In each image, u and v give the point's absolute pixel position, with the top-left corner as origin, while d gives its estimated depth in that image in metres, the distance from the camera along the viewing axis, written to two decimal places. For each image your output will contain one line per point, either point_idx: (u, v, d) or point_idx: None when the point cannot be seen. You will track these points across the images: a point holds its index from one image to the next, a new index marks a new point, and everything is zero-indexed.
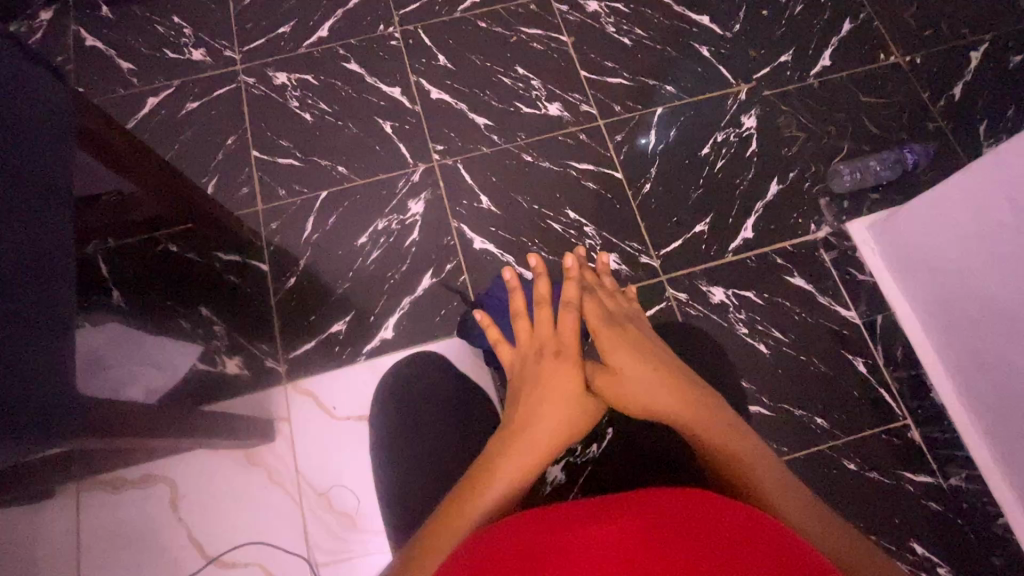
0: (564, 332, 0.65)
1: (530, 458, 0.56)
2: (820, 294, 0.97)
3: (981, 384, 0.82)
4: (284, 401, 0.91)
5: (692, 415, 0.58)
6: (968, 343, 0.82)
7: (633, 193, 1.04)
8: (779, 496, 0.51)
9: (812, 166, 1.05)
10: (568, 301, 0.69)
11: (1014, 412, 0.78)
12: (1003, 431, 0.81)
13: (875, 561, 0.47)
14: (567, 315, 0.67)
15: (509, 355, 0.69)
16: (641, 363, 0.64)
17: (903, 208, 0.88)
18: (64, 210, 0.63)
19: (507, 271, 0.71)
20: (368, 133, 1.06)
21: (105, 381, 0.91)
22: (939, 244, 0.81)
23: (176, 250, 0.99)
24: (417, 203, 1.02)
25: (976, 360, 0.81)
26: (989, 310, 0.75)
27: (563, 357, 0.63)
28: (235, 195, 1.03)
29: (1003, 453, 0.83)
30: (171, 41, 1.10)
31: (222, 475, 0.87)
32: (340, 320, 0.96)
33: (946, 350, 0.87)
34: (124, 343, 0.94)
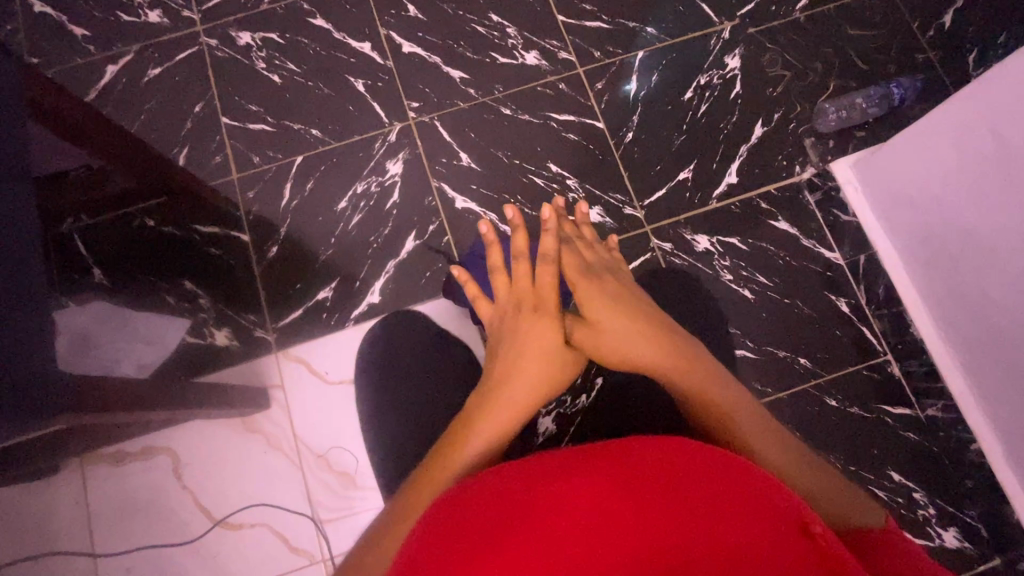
0: (542, 288, 0.63)
1: (508, 416, 0.58)
2: (804, 237, 0.97)
3: (960, 318, 0.82)
4: (275, 368, 0.92)
5: (672, 366, 0.59)
6: (948, 279, 0.82)
7: (615, 143, 1.01)
8: (758, 438, 0.53)
9: (797, 106, 1.03)
10: (548, 254, 0.64)
11: (989, 345, 0.79)
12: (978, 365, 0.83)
13: (844, 495, 0.50)
14: (545, 270, 0.63)
15: (488, 311, 0.69)
16: (620, 315, 0.63)
17: (886, 144, 0.86)
18: (24, 189, 0.61)
19: (483, 225, 0.68)
20: (340, 92, 1.03)
21: (94, 359, 0.91)
22: (921, 180, 0.80)
23: (153, 224, 0.97)
24: (395, 164, 1.00)
25: (955, 295, 0.82)
26: (970, 245, 0.75)
27: (540, 314, 0.62)
28: (208, 165, 1.00)
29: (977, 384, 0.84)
30: (125, 3, 1.04)
31: (222, 443, 0.89)
32: (326, 287, 0.96)
33: (925, 287, 0.87)
34: (111, 320, 0.93)
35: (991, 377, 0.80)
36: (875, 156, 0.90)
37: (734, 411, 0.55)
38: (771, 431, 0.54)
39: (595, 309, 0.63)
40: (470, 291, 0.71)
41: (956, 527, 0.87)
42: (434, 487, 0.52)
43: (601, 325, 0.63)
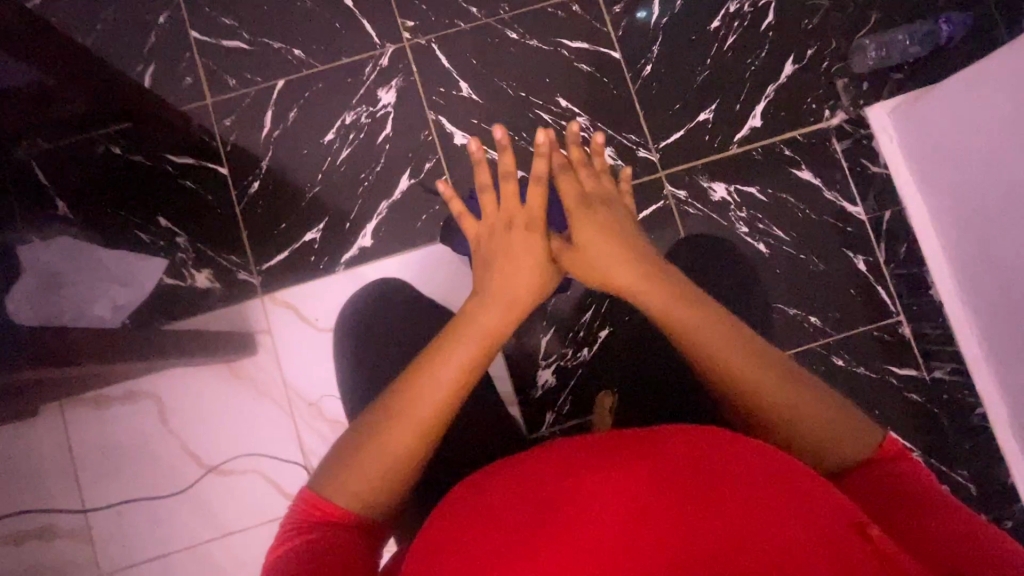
0: (531, 206, 0.61)
1: (492, 331, 0.54)
2: (827, 188, 0.91)
3: (985, 283, 0.80)
4: (261, 313, 0.87)
5: (663, 300, 0.55)
6: (980, 242, 0.78)
7: (632, 77, 0.92)
8: (750, 370, 0.49)
9: (833, 42, 0.93)
10: (539, 176, 0.61)
11: (1012, 313, 0.76)
12: (998, 330, 0.80)
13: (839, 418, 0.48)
14: (536, 191, 0.61)
15: (474, 229, 0.63)
16: (607, 246, 0.60)
17: (936, 91, 0.79)
18: None
19: (472, 142, 0.60)
20: (325, 6, 0.91)
21: (62, 300, 0.84)
22: (968, 132, 0.74)
23: (119, 152, 0.88)
24: (388, 92, 0.91)
25: (985, 259, 0.78)
26: (1007, 207, 0.71)
27: (532, 231, 0.60)
28: (177, 86, 0.90)
29: (993, 349, 0.83)
30: None
31: (208, 389, 0.86)
32: (314, 228, 0.89)
33: (955, 248, 0.84)
34: (79, 256, 0.86)
35: (1008, 344, 0.79)
36: (923, 101, 0.83)
37: (731, 348, 0.50)
38: (774, 366, 0.50)
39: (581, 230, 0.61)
40: (455, 211, 0.64)
41: (948, 486, 0.87)
42: (420, 400, 0.49)
43: (586, 254, 0.60)
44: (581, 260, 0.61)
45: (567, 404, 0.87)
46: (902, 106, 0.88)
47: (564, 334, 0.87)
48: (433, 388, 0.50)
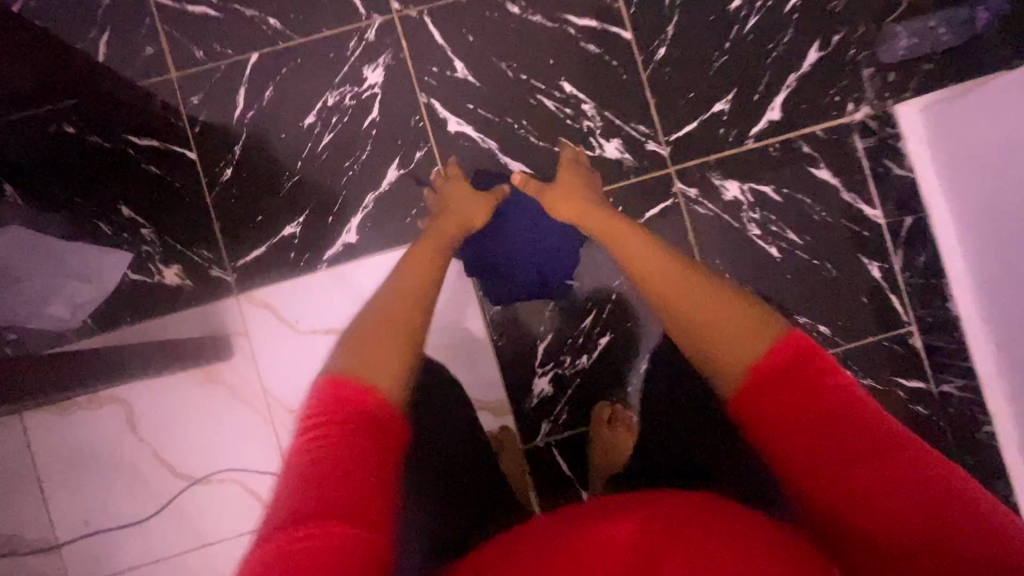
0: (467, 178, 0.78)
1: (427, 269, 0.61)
2: (845, 189, 0.85)
3: (1007, 305, 0.76)
4: (237, 313, 0.81)
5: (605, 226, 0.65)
6: (1004, 263, 0.74)
7: (644, 61, 0.84)
8: (647, 265, 0.56)
9: (860, 27, 0.86)
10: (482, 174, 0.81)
11: None
12: (1015, 349, 0.77)
13: (732, 307, 0.49)
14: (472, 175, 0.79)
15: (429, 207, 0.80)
16: (553, 191, 0.73)
17: (974, 98, 0.73)
18: None
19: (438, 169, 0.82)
20: None
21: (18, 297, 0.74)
22: (1001, 149, 0.68)
23: (73, 132, 0.79)
24: (375, 70, 0.82)
25: (1009, 281, 0.74)
26: None
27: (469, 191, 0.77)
28: (136, 57, 0.80)
29: (1008, 370, 0.80)
30: None
31: (181, 394, 0.80)
32: (294, 221, 0.81)
33: (979, 264, 0.79)
34: (31, 250, 0.74)
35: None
36: (969, 97, 0.74)
37: (639, 244, 0.59)
38: (664, 256, 0.57)
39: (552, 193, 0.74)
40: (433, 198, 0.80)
41: None
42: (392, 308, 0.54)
43: (557, 199, 0.72)
44: (555, 204, 0.72)
45: (565, 413, 0.83)
46: (942, 103, 0.80)
47: (563, 340, 0.82)
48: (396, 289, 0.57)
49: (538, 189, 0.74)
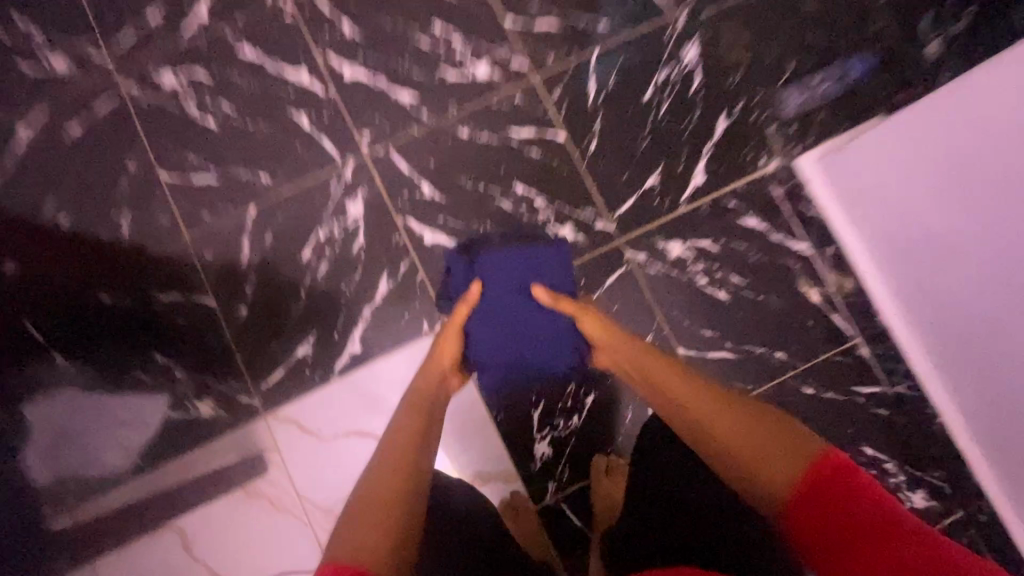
0: (456, 320, 0.82)
1: (407, 441, 0.68)
2: (773, 231, 0.99)
3: (929, 314, 0.88)
4: (267, 433, 0.92)
5: (644, 357, 0.76)
6: (917, 279, 0.87)
7: (579, 155, 0.99)
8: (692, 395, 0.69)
9: (757, 94, 1.02)
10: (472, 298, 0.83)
11: (963, 345, 0.84)
12: (949, 351, 0.88)
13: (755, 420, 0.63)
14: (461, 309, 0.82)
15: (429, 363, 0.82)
16: (589, 316, 0.81)
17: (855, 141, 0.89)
18: None
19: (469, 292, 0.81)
20: (284, 132, 0.97)
21: (83, 449, 0.90)
22: (892, 180, 0.83)
23: (109, 300, 0.93)
24: (356, 204, 0.96)
25: (926, 294, 0.87)
26: (954, 251, 0.78)
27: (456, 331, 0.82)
28: (154, 227, 0.95)
29: (949, 377, 0.91)
30: (24, 52, 0.97)
31: (228, 512, 0.90)
32: (305, 343, 0.94)
33: (896, 281, 0.91)
34: (84, 410, 0.90)
35: (962, 372, 0.88)
36: (887, 132, 0.82)
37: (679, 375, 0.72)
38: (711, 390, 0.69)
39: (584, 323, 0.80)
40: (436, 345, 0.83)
41: (923, 489, 0.95)
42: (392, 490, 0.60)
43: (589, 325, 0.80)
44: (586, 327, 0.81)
45: (566, 471, 0.93)
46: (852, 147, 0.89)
47: (555, 406, 0.93)
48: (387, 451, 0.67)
49: (563, 305, 0.81)
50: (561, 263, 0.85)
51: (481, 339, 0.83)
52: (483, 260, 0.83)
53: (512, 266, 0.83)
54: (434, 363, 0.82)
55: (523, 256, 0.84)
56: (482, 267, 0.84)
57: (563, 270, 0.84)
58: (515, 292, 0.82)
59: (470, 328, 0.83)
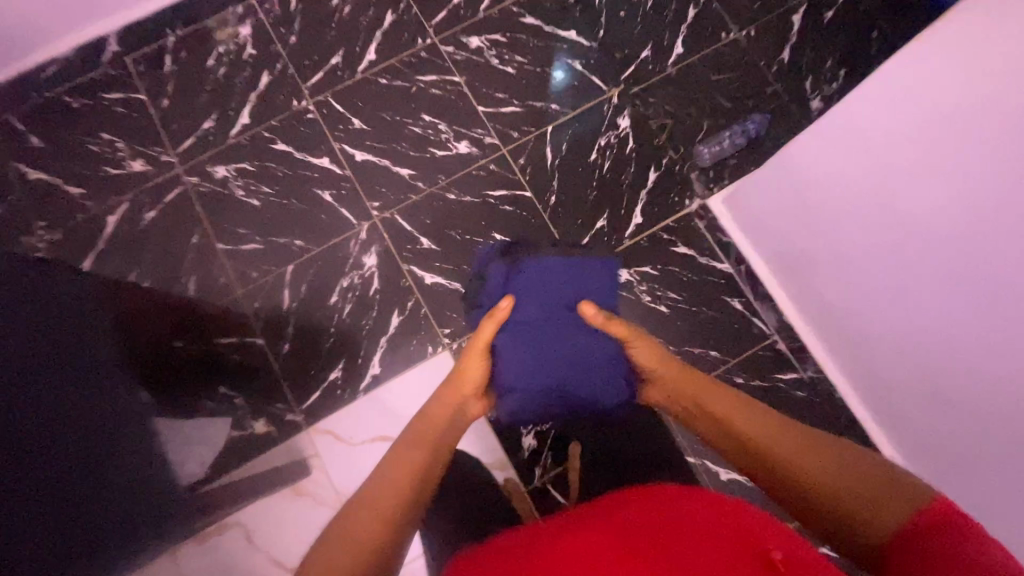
0: (483, 336, 0.92)
1: (410, 468, 0.71)
2: (699, 256, 1.25)
3: (839, 308, 1.05)
4: (309, 442, 1.15)
5: (700, 388, 0.82)
6: (824, 280, 1.05)
7: (542, 207, 1.26)
8: (758, 428, 0.71)
9: (678, 149, 1.31)
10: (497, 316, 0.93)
11: (880, 336, 0.97)
12: (866, 337, 1.01)
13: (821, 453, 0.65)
14: (488, 324, 0.92)
15: (459, 372, 0.91)
16: (634, 337, 0.93)
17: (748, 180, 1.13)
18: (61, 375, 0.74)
19: (500, 305, 0.92)
20: (312, 205, 1.25)
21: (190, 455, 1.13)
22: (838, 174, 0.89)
23: (181, 346, 1.17)
24: (370, 257, 1.23)
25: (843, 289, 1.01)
26: (911, 261, 0.82)
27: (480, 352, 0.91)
28: (214, 285, 1.21)
29: (854, 358, 1.09)
30: (110, 157, 1.26)
31: (280, 508, 1.13)
32: (335, 369, 1.18)
33: (799, 284, 1.12)
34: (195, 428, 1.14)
35: (873, 354, 1.02)
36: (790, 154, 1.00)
37: (739, 408, 0.75)
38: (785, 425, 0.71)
39: (637, 348, 0.92)
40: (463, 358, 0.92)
41: None
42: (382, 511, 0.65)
43: (642, 350, 0.92)
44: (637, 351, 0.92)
45: (549, 457, 1.16)
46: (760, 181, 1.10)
47: None
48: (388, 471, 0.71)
49: (606, 320, 0.94)
50: (603, 280, 1.02)
51: (511, 346, 0.97)
52: (526, 269, 1.01)
53: (554, 276, 1.00)
54: (456, 385, 0.89)
55: (562, 265, 1.01)
56: (524, 275, 1.00)
57: (601, 288, 1.02)
58: (553, 300, 0.99)
59: (507, 331, 0.98)
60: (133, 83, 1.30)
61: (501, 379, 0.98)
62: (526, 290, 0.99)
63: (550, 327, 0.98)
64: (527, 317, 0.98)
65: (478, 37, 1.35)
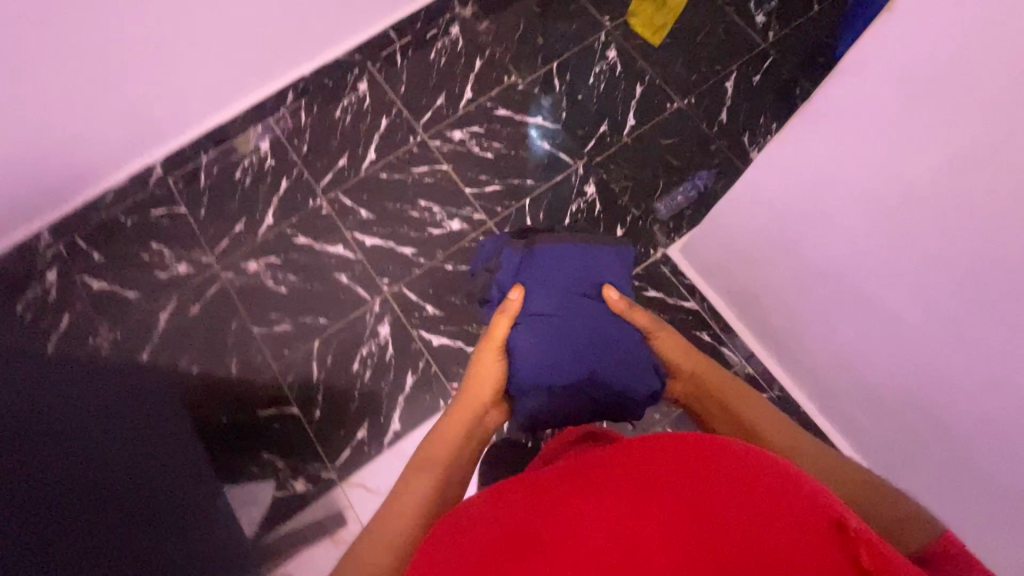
0: (498, 331, 1.07)
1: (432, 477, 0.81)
2: (668, 297, 1.44)
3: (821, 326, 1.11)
4: (344, 496, 1.31)
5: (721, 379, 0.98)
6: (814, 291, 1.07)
7: None
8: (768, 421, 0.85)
9: (640, 206, 1.53)
10: (507, 310, 1.08)
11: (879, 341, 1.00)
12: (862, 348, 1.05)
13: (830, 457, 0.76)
14: (502, 320, 1.07)
15: (477, 365, 1.05)
16: (648, 318, 1.11)
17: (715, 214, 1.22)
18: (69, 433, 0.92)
19: (513, 292, 1.08)
20: (331, 286, 1.46)
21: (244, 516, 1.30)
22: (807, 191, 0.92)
23: (226, 420, 1.36)
24: (384, 326, 1.42)
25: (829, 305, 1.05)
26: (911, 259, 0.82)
27: (490, 349, 1.06)
28: (252, 364, 1.41)
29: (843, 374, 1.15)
30: (158, 263, 1.49)
31: (322, 558, 1.28)
32: (361, 428, 1.36)
33: (779, 304, 1.20)
34: (246, 493, 1.32)
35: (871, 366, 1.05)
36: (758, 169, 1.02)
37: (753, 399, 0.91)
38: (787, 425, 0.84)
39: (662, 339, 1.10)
40: (480, 354, 1.06)
41: None
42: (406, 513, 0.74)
43: (666, 344, 1.10)
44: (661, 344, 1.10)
45: None
46: (735, 193, 1.11)
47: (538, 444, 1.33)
48: (415, 481, 0.79)
49: (628, 306, 1.11)
50: (616, 267, 1.19)
51: (530, 338, 1.07)
52: (540, 249, 1.16)
53: (573, 259, 1.16)
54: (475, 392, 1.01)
55: (575, 245, 1.17)
56: (542, 259, 1.15)
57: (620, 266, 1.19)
58: (572, 283, 1.13)
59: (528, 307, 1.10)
60: (174, 199, 1.54)
61: (521, 378, 1.06)
62: (539, 279, 1.13)
63: (569, 313, 1.10)
64: (539, 309, 1.10)
65: (460, 130, 1.60)
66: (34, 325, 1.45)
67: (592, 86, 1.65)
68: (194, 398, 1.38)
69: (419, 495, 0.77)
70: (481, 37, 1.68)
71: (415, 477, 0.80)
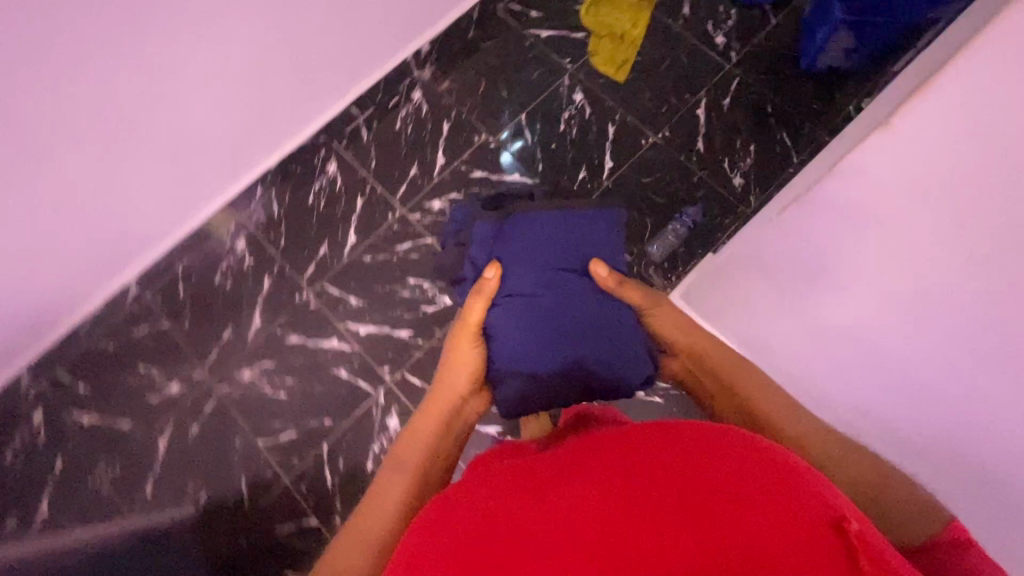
0: (472, 316, 1.03)
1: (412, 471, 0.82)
2: None
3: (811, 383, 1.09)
4: None
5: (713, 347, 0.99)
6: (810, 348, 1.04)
7: None
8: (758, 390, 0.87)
9: (632, 250, 1.54)
10: (480, 293, 1.03)
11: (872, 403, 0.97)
12: None
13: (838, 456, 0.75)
14: (477, 304, 1.03)
15: (455, 353, 1.03)
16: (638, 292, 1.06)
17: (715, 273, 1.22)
18: None
19: (488, 272, 1.03)
20: (332, 383, 1.42)
21: None
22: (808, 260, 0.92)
23: (246, 542, 1.34)
24: (392, 418, 1.39)
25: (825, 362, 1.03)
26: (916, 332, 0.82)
27: (467, 336, 1.03)
28: (263, 478, 1.37)
29: None
30: (147, 386, 1.43)
31: None
32: None
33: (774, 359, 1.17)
34: None
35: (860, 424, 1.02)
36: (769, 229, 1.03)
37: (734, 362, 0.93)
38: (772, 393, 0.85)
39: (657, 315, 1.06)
40: (457, 341, 1.04)
41: None
42: (381, 507, 0.76)
43: (661, 319, 1.06)
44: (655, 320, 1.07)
45: None
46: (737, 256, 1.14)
47: None
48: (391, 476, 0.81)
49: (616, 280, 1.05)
50: (601, 232, 1.11)
51: (506, 318, 1.04)
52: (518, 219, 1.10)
53: (552, 230, 1.09)
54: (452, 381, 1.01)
55: (551, 215, 1.10)
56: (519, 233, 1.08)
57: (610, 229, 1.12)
58: (554, 256, 1.08)
59: (507, 283, 1.06)
60: (153, 314, 1.47)
61: (497, 364, 1.04)
62: (516, 255, 1.07)
63: (551, 291, 1.06)
64: (517, 288, 1.05)
65: (438, 199, 1.57)
66: (28, 472, 1.38)
67: (564, 132, 1.62)
68: (210, 525, 1.35)
69: (398, 491, 0.78)
70: (444, 97, 1.63)
71: (392, 471, 0.82)
